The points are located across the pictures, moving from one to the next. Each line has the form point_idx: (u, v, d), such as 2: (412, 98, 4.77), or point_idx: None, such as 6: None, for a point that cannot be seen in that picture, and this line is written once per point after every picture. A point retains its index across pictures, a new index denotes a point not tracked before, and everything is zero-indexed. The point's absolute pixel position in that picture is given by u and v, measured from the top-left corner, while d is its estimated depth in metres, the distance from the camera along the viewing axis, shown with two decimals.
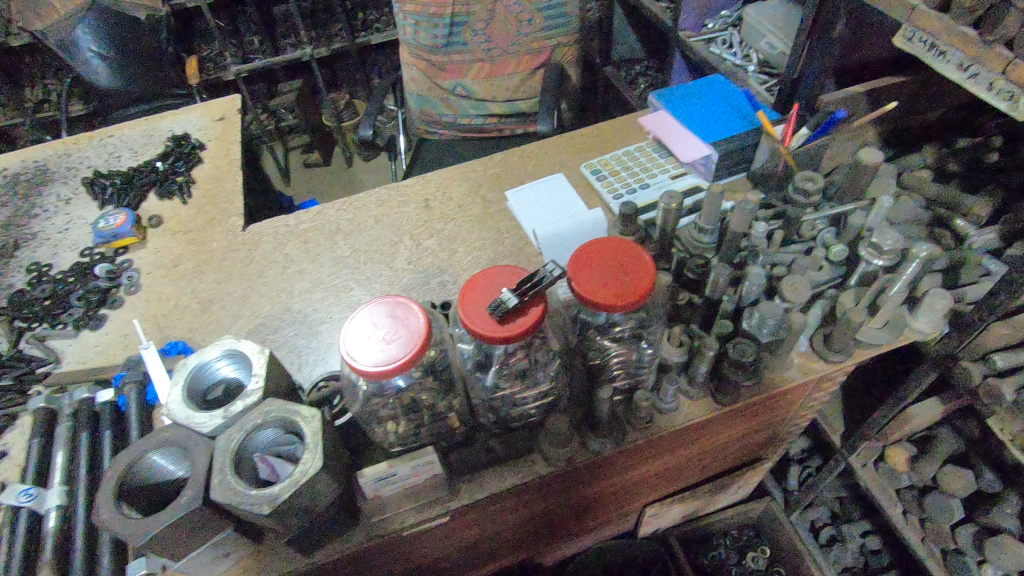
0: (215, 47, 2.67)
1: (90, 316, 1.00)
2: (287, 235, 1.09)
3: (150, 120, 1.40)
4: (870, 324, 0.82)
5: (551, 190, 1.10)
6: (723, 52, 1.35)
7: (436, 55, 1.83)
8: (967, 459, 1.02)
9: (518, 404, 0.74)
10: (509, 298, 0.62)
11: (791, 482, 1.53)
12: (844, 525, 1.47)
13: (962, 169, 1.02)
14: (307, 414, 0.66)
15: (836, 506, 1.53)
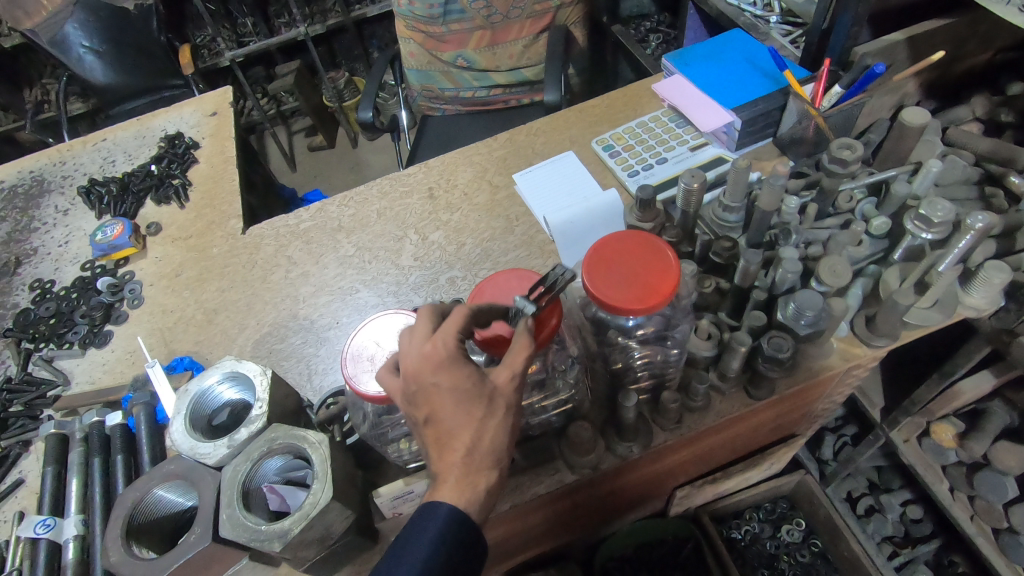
0: (208, 33, 2.59)
1: (95, 333, 0.98)
2: (288, 235, 1.05)
3: (141, 119, 1.34)
4: (918, 304, 0.75)
5: (563, 170, 1.03)
6: (742, 2, 1.23)
7: (434, 26, 1.73)
8: (1021, 433, 0.95)
9: (537, 413, 0.69)
10: (525, 306, 0.53)
11: (825, 452, 1.48)
12: (884, 495, 1.43)
13: (1018, 119, 0.92)
14: (316, 440, 0.62)
15: (875, 475, 1.48)
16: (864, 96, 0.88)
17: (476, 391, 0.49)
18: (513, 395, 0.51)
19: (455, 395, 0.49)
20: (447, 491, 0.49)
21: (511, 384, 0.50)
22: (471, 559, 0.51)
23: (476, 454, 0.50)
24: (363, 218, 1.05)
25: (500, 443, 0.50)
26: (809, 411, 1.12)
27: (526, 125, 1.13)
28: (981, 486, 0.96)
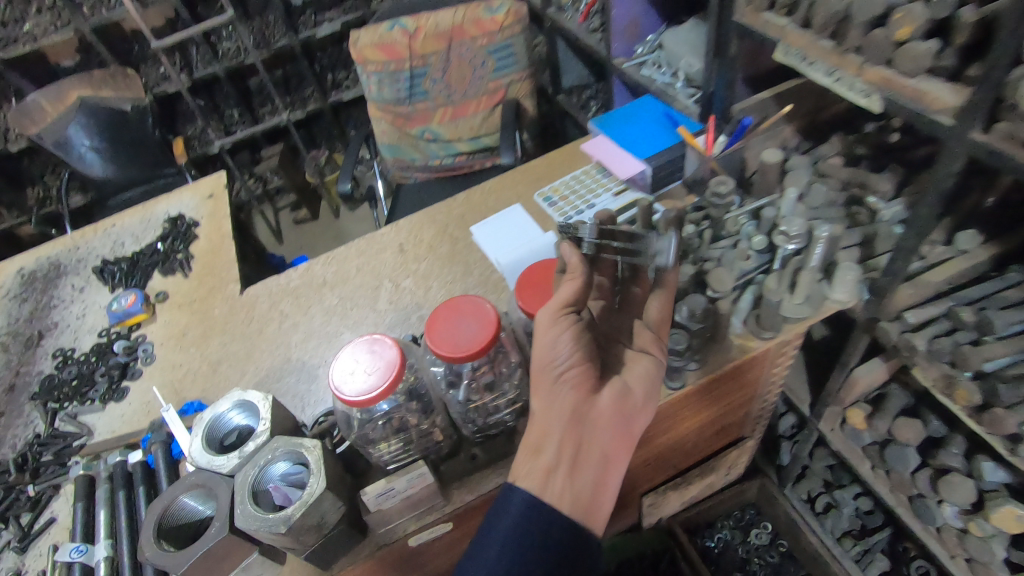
0: (197, 125, 2.84)
1: (114, 388, 1.12)
2: (280, 292, 1.21)
3: (146, 206, 1.53)
4: (792, 300, 0.91)
5: (510, 220, 1.22)
6: (654, 73, 1.47)
7: (402, 107, 1.98)
8: (917, 411, 1.10)
9: (492, 412, 0.85)
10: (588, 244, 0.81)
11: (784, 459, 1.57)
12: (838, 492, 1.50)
13: (871, 150, 1.12)
14: (311, 445, 0.77)
15: (828, 474, 1.53)
16: (742, 142, 1.09)
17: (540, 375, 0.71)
18: (549, 365, 0.71)
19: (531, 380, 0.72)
20: (523, 463, 0.68)
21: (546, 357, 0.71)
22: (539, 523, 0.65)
23: (533, 437, 0.69)
24: (344, 273, 1.22)
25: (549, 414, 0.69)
26: (748, 413, 1.28)
27: (479, 186, 1.34)
28: (891, 459, 1.10)
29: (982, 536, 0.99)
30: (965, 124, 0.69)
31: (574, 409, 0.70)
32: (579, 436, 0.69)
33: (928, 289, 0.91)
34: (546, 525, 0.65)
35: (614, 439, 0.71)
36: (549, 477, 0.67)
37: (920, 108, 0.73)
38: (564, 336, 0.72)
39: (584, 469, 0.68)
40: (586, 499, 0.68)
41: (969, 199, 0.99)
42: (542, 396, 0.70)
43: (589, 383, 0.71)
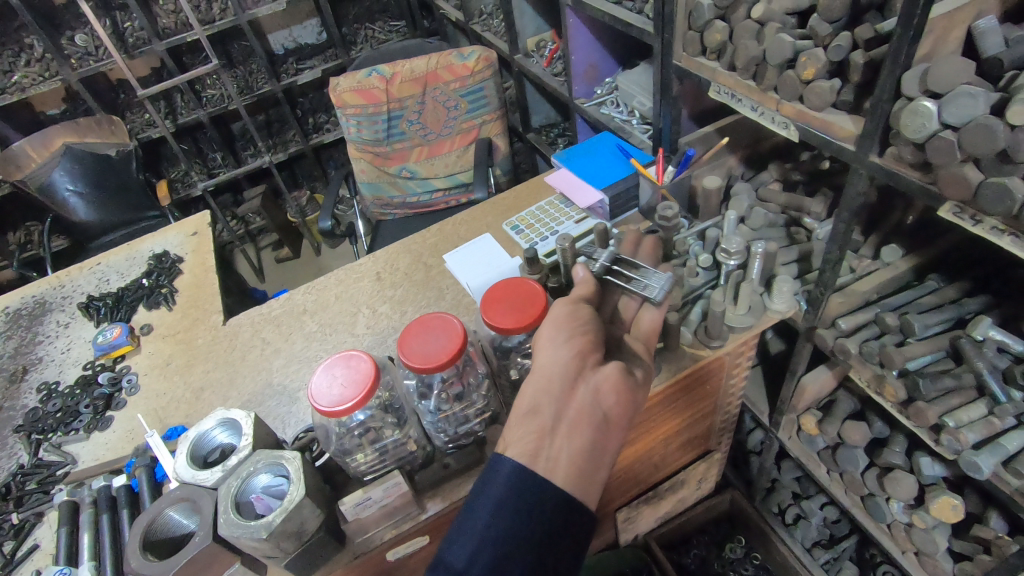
0: (180, 169, 2.91)
1: (99, 418, 1.16)
2: (262, 321, 1.27)
3: (132, 244, 1.59)
4: (736, 311, 1.01)
5: (480, 248, 1.30)
6: (612, 111, 1.60)
7: (380, 147, 2.08)
8: (864, 414, 1.17)
9: (462, 422, 0.91)
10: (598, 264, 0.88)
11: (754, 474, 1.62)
12: (806, 502, 1.53)
13: (806, 176, 1.23)
14: (290, 456, 0.82)
15: (797, 486, 1.56)
16: (688, 171, 1.20)
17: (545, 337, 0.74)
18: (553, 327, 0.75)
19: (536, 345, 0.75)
20: (518, 420, 0.67)
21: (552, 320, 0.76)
22: (530, 487, 0.62)
23: (532, 399, 0.68)
24: (324, 301, 1.29)
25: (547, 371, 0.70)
26: (712, 425, 1.32)
27: (451, 218, 1.43)
28: (842, 461, 1.16)
29: (926, 528, 1.05)
30: (864, 149, 0.79)
31: (575, 370, 0.70)
32: (579, 398, 0.68)
33: (857, 298, 1.00)
34: (539, 485, 0.62)
35: (616, 404, 0.69)
36: (545, 437, 0.65)
37: (828, 138, 0.84)
38: (574, 312, 0.77)
39: (582, 429, 0.66)
40: (582, 463, 0.65)
41: (890, 217, 1.10)
42: (545, 359, 0.71)
43: (591, 350, 0.72)
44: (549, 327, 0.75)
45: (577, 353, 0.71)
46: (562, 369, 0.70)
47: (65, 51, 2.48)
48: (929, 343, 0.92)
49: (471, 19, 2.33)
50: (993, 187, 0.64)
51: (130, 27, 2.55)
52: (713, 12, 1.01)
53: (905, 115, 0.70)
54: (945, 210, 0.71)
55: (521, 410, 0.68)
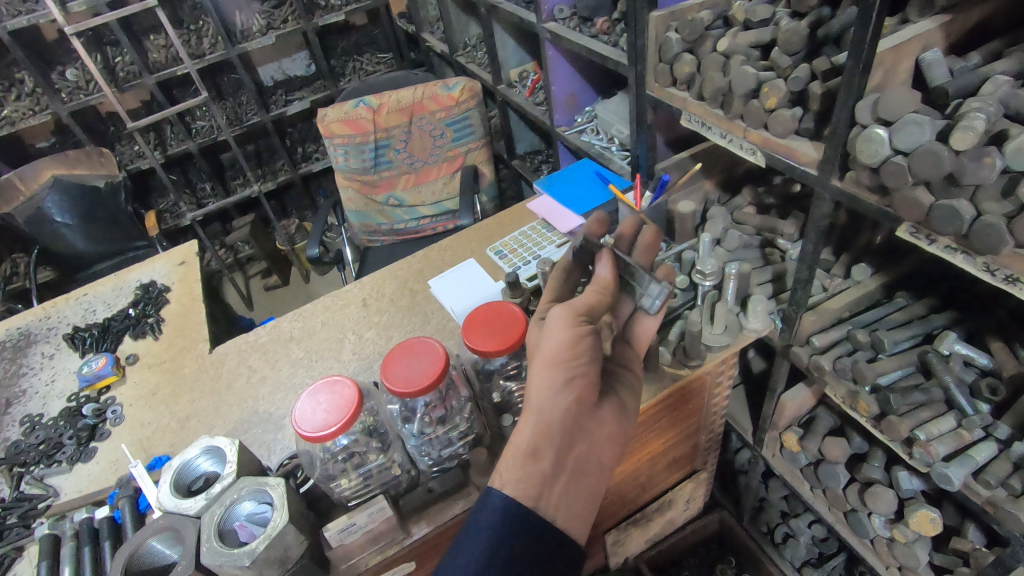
0: (169, 199, 2.93)
1: (82, 449, 1.16)
2: (248, 349, 1.28)
3: (119, 275, 1.60)
4: (712, 330, 1.03)
5: (464, 273, 1.33)
6: (592, 138, 1.65)
7: (367, 175, 2.12)
8: (843, 430, 1.19)
9: (445, 444, 0.92)
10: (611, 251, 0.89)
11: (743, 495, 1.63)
12: (794, 521, 1.50)
13: (778, 199, 1.27)
14: (274, 482, 0.82)
15: (785, 505, 1.55)
16: (665, 196, 1.24)
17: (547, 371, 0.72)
18: (557, 362, 0.72)
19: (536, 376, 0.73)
20: (516, 460, 0.68)
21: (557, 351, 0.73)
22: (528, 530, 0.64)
23: (532, 439, 0.69)
24: (310, 328, 1.30)
25: (550, 413, 0.70)
26: (697, 445, 1.33)
27: (436, 244, 1.45)
28: (824, 477, 1.17)
29: (907, 542, 1.06)
30: (826, 173, 0.83)
31: (576, 413, 0.72)
32: (576, 443, 0.72)
33: (829, 316, 1.03)
34: (540, 529, 0.65)
35: (603, 449, 0.75)
36: (545, 481, 0.68)
37: (792, 163, 0.89)
38: (580, 341, 0.73)
39: (577, 476, 0.70)
40: (575, 506, 0.70)
41: (860, 237, 1.13)
42: (547, 396, 0.71)
43: (590, 390, 0.74)
44: (555, 356, 0.73)
45: (579, 395, 0.72)
46: (564, 412, 0.71)
47: (56, 86, 2.51)
48: (899, 359, 0.95)
49: (456, 51, 2.40)
50: (942, 208, 0.67)
51: (121, 62, 2.59)
52: (681, 46, 1.06)
53: (860, 141, 0.74)
54: (903, 231, 0.75)
55: (522, 450, 0.68)
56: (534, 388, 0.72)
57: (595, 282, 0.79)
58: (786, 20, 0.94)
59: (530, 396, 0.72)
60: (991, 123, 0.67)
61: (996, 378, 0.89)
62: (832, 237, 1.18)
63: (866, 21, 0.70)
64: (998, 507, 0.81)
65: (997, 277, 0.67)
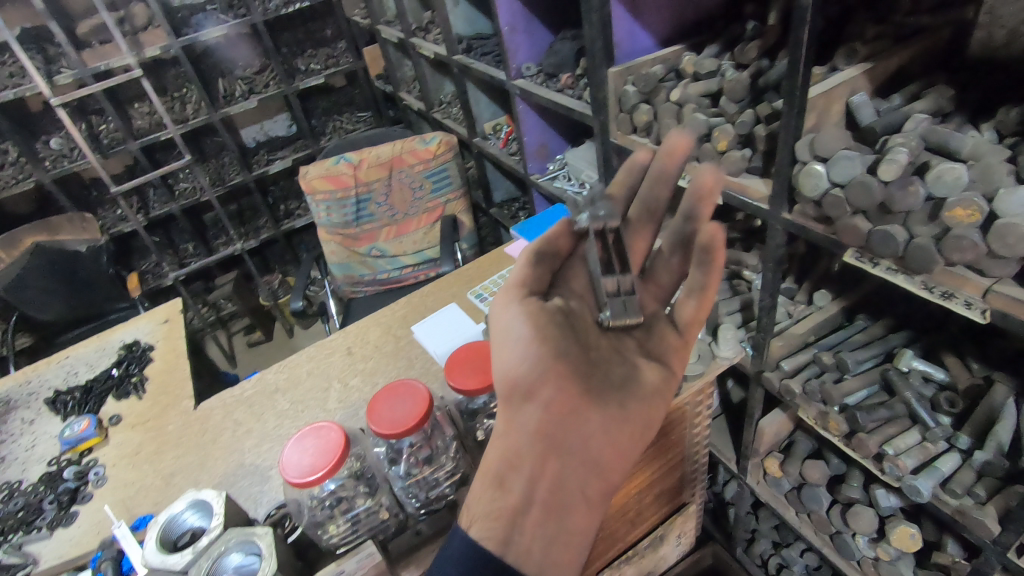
0: (152, 260, 2.94)
1: (62, 514, 1.14)
2: (233, 402, 1.29)
3: (102, 336, 1.61)
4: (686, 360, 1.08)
5: (446, 318, 1.37)
6: (565, 184, 1.74)
7: (349, 229, 2.17)
8: (821, 453, 1.21)
9: (433, 485, 0.93)
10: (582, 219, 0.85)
11: (735, 528, 1.63)
12: (785, 550, 1.51)
13: (741, 234, 1.34)
14: (262, 531, 0.82)
15: (775, 535, 1.55)
16: None
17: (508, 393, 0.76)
18: (516, 381, 0.76)
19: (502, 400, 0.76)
20: (485, 497, 0.70)
21: (515, 368, 0.76)
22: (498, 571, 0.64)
23: (500, 471, 0.71)
24: (295, 379, 1.31)
25: (515, 437, 0.73)
26: (684, 476, 1.33)
27: (418, 290, 1.50)
28: (807, 500, 1.19)
29: (890, 560, 1.08)
30: (776, 206, 0.91)
31: (546, 432, 0.73)
32: (549, 469, 0.72)
33: (793, 341, 1.09)
34: (509, 571, 0.64)
35: (589, 475, 0.74)
36: (515, 518, 0.68)
37: (745, 199, 0.96)
38: (540, 351, 0.76)
39: (553, 508, 0.70)
40: (559, 537, 0.69)
41: (820, 265, 1.20)
42: (510, 420, 0.75)
43: (561, 402, 0.75)
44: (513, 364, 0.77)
45: (546, 410, 0.74)
46: (531, 432, 0.73)
47: (40, 155, 2.56)
48: (863, 378, 1.00)
49: (431, 107, 2.52)
50: (878, 232, 0.74)
51: (105, 129, 2.66)
52: (638, 97, 1.16)
53: (803, 177, 0.81)
54: (849, 256, 0.81)
55: (489, 481, 0.70)
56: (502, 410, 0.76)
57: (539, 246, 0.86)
58: (730, 71, 1.03)
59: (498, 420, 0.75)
60: (913, 156, 0.74)
61: (952, 392, 0.95)
62: (793, 266, 1.25)
63: (795, 71, 0.78)
64: (966, 515, 0.84)
65: (934, 294, 0.73)
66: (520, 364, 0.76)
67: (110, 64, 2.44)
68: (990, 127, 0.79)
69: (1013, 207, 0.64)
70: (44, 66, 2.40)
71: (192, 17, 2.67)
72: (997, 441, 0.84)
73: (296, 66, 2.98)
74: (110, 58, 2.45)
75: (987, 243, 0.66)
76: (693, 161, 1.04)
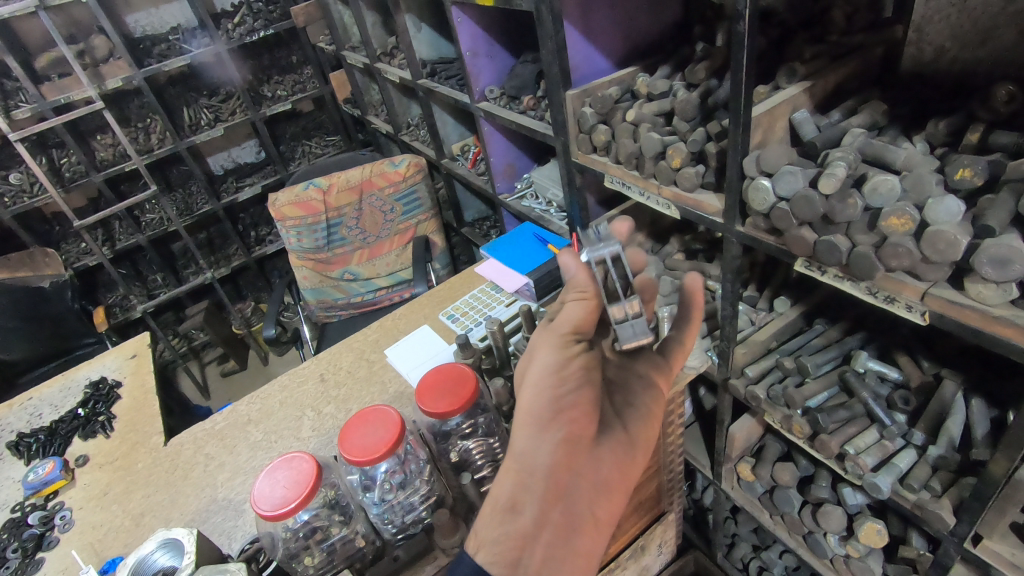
0: (119, 293, 2.88)
1: (27, 562, 1.10)
2: (204, 436, 1.27)
3: (67, 374, 1.57)
4: None
5: (418, 340, 1.38)
6: (533, 203, 1.77)
7: (321, 253, 2.17)
8: (791, 455, 1.24)
9: (408, 510, 0.94)
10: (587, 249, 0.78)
11: (716, 534, 1.65)
12: (765, 553, 1.54)
13: (704, 245, 1.38)
14: (235, 567, 0.81)
15: (754, 538, 1.58)
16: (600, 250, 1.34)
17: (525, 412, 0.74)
18: (535, 401, 0.74)
19: (521, 418, 0.74)
20: (497, 517, 0.71)
21: (534, 388, 0.74)
22: None
23: (512, 495, 0.71)
24: (268, 409, 1.30)
25: (531, 459, 0.71)
26: (661, 485, 1.35)
27: (390, 313, 1.50)
28: (780, 502, 1.21)
29: (860, 556, 1.11)
30: (730, 220, 0.94)
31: (563, 456, 0.71)
32: (562, 495, 0.71)
33: (755, 348, 1.12)
34: None
35: (600, 500, 0.73)
36: (524, 543, 0.69)
37: (701, 214, 0.99)
38: (561, 373, 0.75)
39: (563, 535, 0.70)
40: (567, 562, 0.69)
41: (778, 273, 1.24)
42: (525, 441, 0.73)
43: (580, 426, 0.73)
44: (537, 392, 0.74)
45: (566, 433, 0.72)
46: (548, 455, 0.71)
47: None
48: (823, 380, 1.03)
49: (400, 130, 2.54)
50: (823, 242, 0.77)
51: (67, 162, 2.61)
52: (596, 118, 1.19)
53: (751, 192, 0.85)
54: (799, 265, 0.85)
55: (501, 506, 0.71)
56: (519, 433, 0.74)
57: (575, 287, 0.80)
58: (681, 91, 1.08)
59: (516, 438, 0.74)
60: (852, 169, 0.79)
61: (906, 390, 0.99)
62: (754, 274, 1.29)
63: (738, 92, 0.82)
64: (925, 509, 0.87)
65: (879, 298, 0.77)
66: (540, 386, 0.74)
67: (69, 96, 2.40)
68: (921, 139, 0.84)
69: (940, 215, 0.68)
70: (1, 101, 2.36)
71: (154, 47, 2.66)
72: (949, 436, 0.88)
73: (263, 93, 2.98)
74: (70, 91, 2.41)
75: (920, 249, 0.70)
76: (650, 180, 1.08)
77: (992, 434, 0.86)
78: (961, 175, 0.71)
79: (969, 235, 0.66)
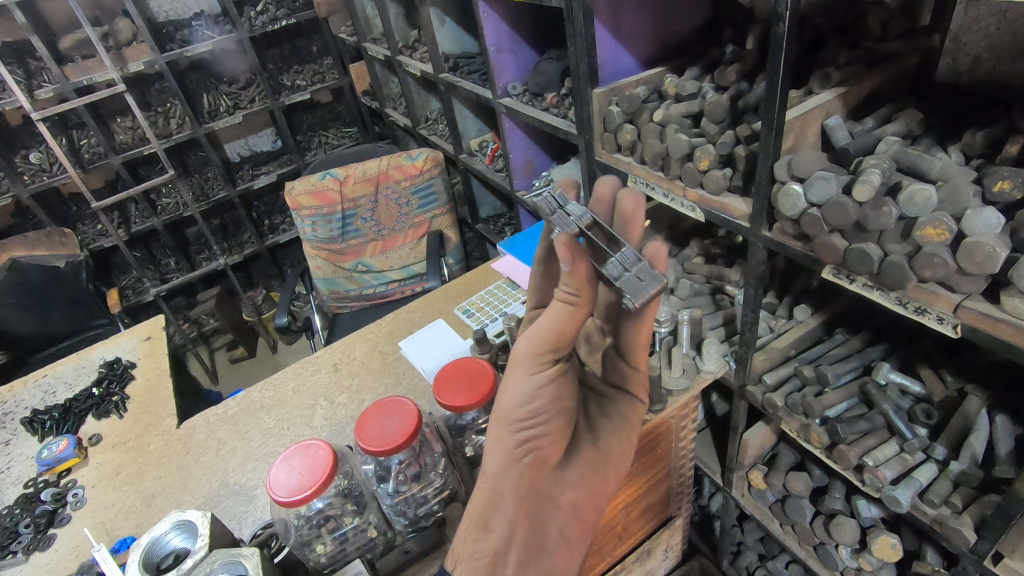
0: (132, 275, 2.90)
1: (39, 538, 1.11)
2: (217, 420, 1.28)
3: (81, 353, 1.58)
4: (672, 374, 1.07)
5: (432, 334, 1.37)
6: None
7: (335, 244, 2.17)
8: (804, 465, 1.23)
9: (421, 503, 0.93)
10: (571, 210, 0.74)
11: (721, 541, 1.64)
12: (770, 563, 1.52)
13: (724, 249, 1.37)
14: (248, 552, 0.80)
15: (761, 547, 1.57)
16: None
17: (498, 433, 0.76)
18: (506, 423, 0.75)
19: (494, 438, 0.76)
20: (471, 532, 0.75)
21: (506, 410, 0.75)
22: None
23: (484, 513, 0.75)
24: (280, 396, 1.30)
25: (501, 481, 0.74)
26: (670, 489, 1.33)
27: (405, 306, 1.50)
28: (791, 512, 1.20)
29: (873, 570, 1.10)
30: (757, 225, 0.93)
31: (531, 479, 0.75)
32: (531, 514, 0.75)
33: (775, 356, 1.11)
34: None
35: (572, 517, 0.77)
36: (496, 561, 0.73)
37: (727, 217, 0.98)
38: (531, 397, 0.74)
39: (533, 552, 0.74)
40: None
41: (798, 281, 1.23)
42: (496, 462, 0.75)
43: (548, 453, 0.75)
44: (506, 417, 0.74)
45: (534, 460, 0.74)
46: (517, 478, 0.74)
47: (19, 170, 2.52)
48: (842, 391, 1.02)
49: (417, 124, 2.54)
50: (854, 250, 0.76)
51: (86, 144, 2.63)
52: (622, 117, 1.18)
53: (782, 197, 0.84)
54: (827, 272, 0.84)
55: (474, 523, 0.75)
56: (490, 452, 0.76)
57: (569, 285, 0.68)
58: (711, 93, 1.07)
59: (489, 458, 0.76)
60: (886, 177, 0.77)
61: (928, 403, 0.97)
62: (773, 281, 1.27)
63: (773, 95, 0.80)
64: (944, 524, 0.86)
65: (909, 309, 0.76)
66: (510, 409, 0.74)
67: (92, 78, 2.42)
68: (957, 150, 0.82)
69: (978, 226, 0.67)
70: (25, 79, 2.38)
71: (177, 32, 2.68)
72: (972, 452, 0.87)
73: (282, 82, 2.99)
74: (93, 73, 2.43)
75: (956, 260, 0.69)
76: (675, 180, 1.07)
77: (1016, 451, 0.84)
78: (1000, 187, 0.70)
79: (1007, 247, 0.65)
